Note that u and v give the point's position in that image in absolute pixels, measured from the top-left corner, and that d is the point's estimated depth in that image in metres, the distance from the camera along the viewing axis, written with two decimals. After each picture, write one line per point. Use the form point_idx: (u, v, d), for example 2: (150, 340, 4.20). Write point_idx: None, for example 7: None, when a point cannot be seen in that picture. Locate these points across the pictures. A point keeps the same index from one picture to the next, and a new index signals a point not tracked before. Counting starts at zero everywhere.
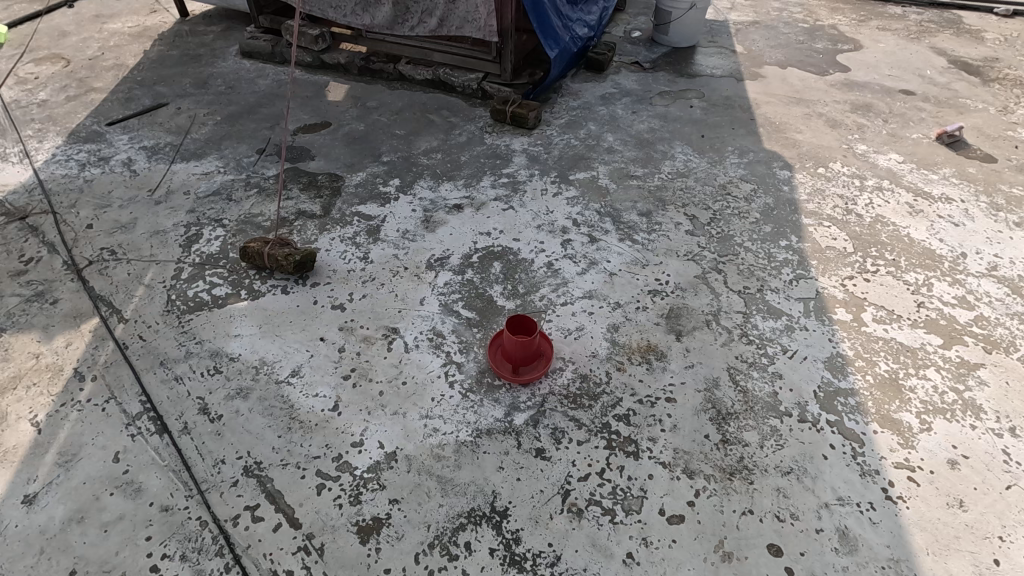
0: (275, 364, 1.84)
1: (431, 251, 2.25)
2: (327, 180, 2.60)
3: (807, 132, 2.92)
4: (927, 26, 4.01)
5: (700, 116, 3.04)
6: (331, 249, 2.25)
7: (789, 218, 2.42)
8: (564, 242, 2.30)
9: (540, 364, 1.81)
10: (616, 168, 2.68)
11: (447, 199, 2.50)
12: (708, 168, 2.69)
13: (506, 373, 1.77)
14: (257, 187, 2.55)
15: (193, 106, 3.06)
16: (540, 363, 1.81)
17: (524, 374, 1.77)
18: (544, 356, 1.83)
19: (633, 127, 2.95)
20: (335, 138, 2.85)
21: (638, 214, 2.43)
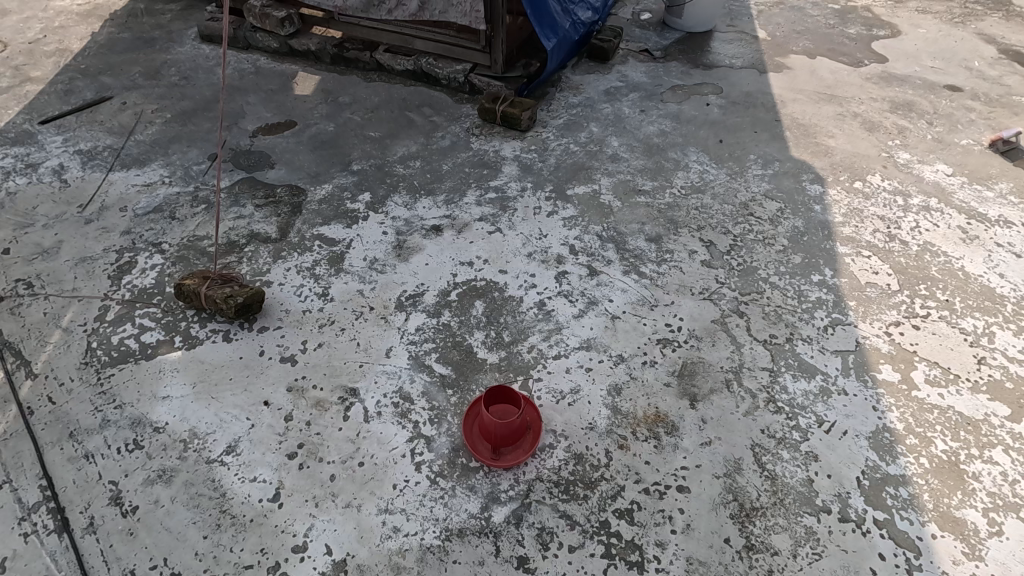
0: (207, 437, 1.53)
1: (402, 286, 1.92)
2: (287, 193, 2.25)
3: (840, 137, 2.55)
4: (973, 8, 3.57)
5: (717, 117, 2.67)
6: (285, 283, 1.92)
7: (821, 245, 2.08)
8: (558, 275, 1.96)
9: (525, 442, 1.50)
10: (621, 180, 2.32)
11: (425, 219, 2.16)
12: (727, 181, 2.33)
13: (483, 455, 1.47)
14: (205, 203, 2.20)
15: (141, 101, 2.68)
16: (525, 441, 1.50)
17: (505, 456, 1.47)
18: (531, 429, 1.52)
19: (641, 129, 2.58)
20: (299, 141, 2.49)
21: (646, 239, 2.09)
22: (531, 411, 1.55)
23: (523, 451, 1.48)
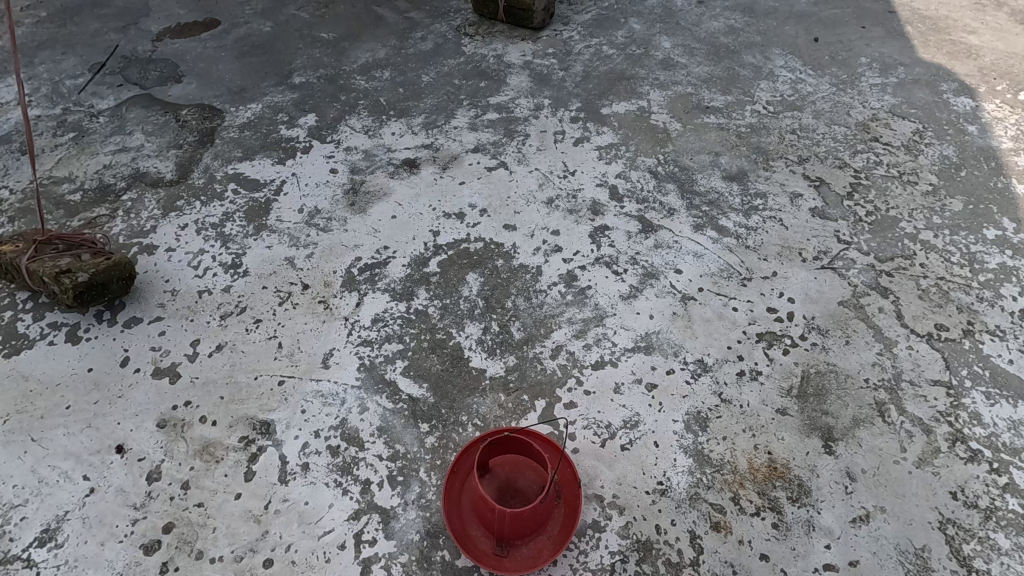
0: (11, 514, 0.90)
1: (355, 251, 1.25)
2: (196, 115, 1.55)
3: (984, 33, 1.81)
4: None
5: (806, 8, 1.91)
6: (176, 249, 1.25)
7: (990, 183, 1.38)
8: (594, 232, 1.29)
9: (555, 517, 0.88)
10: (680, 93, 1.61)
11: (394, 151, 1.46)
12: (833, 93, 1.61)
13: (482, 547, 0.85)
14: (74, 130, 1.51)
15: None
16: (554, 515, 0.88)
17: (520, 556, 0.84)
18: (562, 500, 0.89)
19: (702, 25, 1.84)
20: (221, 46, 1.76)
21: (723, 178, 1.40)
22: (563, 462, 0.92)
23: (549, 536, 0.86)
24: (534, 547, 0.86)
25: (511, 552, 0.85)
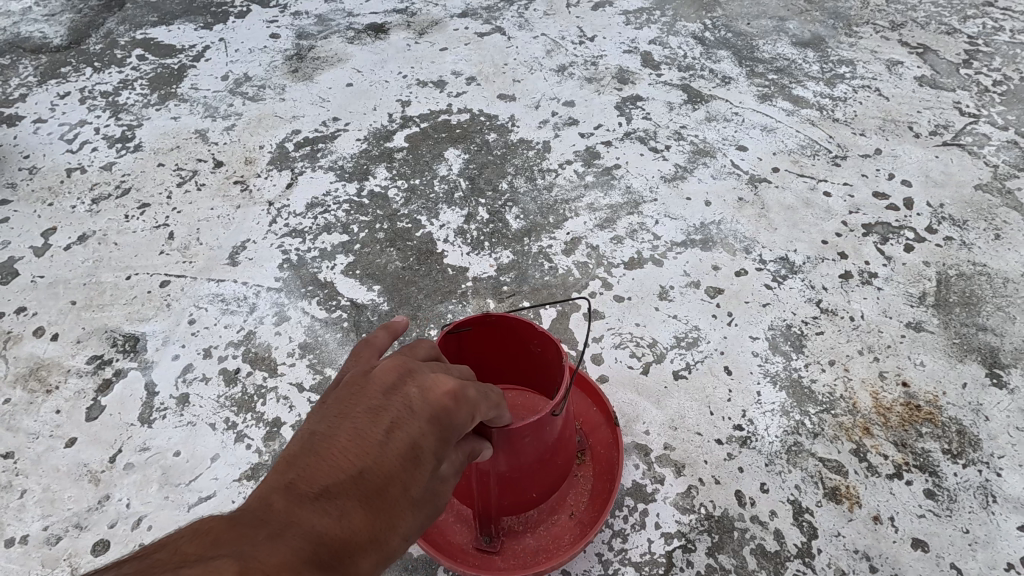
0: None
1: (293, 125, 0.91)
2: None
3: None
4: None
5: None
6: (47, 121, 0.91)
7: None
8: (623, 104, 0.94)
9: (580, 486, 0.54)
10: None
11: (356, 15, 1.12)
12: None
13: (451, 537, 0.51)
14: None
15: None
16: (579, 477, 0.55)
17: (519, 547, 0.51)
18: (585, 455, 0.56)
19: None
20: None
21: (793, 44, 1.05)
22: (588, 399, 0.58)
23: (570, 511, 0.53)
24: (546, 529, 0.52)
25: (504, 544, 0.51)
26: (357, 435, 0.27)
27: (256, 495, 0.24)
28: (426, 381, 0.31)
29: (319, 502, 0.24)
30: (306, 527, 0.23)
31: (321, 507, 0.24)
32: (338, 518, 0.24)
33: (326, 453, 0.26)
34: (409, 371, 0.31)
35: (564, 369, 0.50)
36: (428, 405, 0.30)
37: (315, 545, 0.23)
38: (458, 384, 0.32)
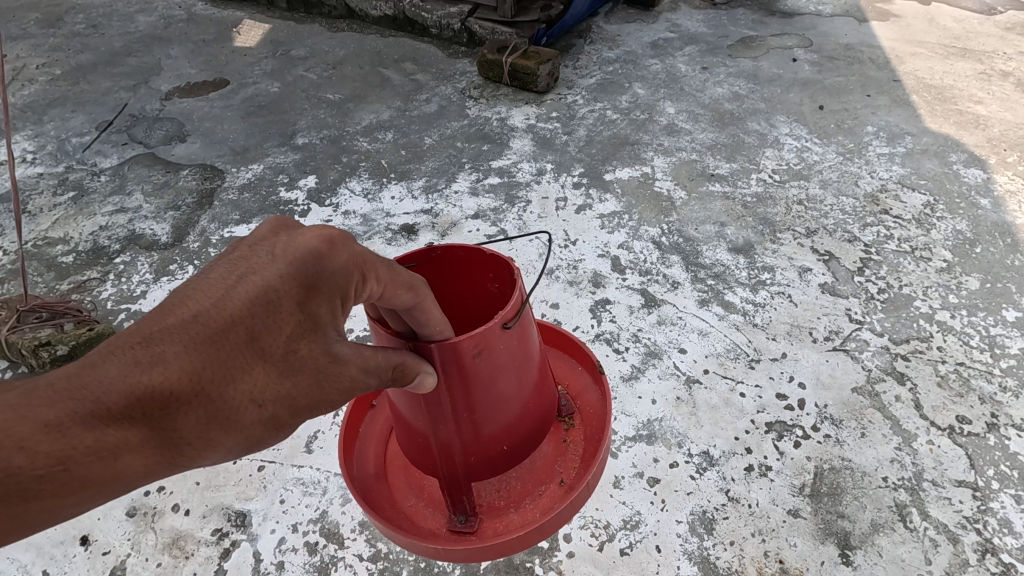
0: None
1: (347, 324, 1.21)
2: (196, 177, 1.55)
3: (991, 103, 1.81)
4: None
5: (811, 76, 1.93)
6: None
7: (1007, 261, 1.33)
8: (595, 306, 1.24)
9: (567, 450, 0.74)
10: (684, 160, 1.59)
11: (393, 215, 1.44)
12: (840, 163, 1.59)
13: (435, 523, 0.68)
14: (74, 189, 1.51)
15: (25, 54, 2.00)
16: (552, 449, 0.75)
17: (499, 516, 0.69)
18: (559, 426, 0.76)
19: (706, 92, 1.85)
20: (228, 106, 1.79)
21: (729, 250, 1.36)
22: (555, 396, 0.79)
23: (556, 482, 0.71)
24: (531, 500, 0.70)
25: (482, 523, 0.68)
26: (223, 295, 0.44)
27: (135, 331, 0.41)
28: (289, 253, 0.48)
29: (165, 347, 0.40)
30: (157, 360, 0.40)
31: (175, 344, 0.41)
32: (192, 353, 0.42)
33: (191, 304, 0.43)
34: (281, 248, 0.48)
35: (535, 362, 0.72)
36: (289, 270, 0.48)
37: (161, 379, 0.39)
38: (317, 252, 0.49)
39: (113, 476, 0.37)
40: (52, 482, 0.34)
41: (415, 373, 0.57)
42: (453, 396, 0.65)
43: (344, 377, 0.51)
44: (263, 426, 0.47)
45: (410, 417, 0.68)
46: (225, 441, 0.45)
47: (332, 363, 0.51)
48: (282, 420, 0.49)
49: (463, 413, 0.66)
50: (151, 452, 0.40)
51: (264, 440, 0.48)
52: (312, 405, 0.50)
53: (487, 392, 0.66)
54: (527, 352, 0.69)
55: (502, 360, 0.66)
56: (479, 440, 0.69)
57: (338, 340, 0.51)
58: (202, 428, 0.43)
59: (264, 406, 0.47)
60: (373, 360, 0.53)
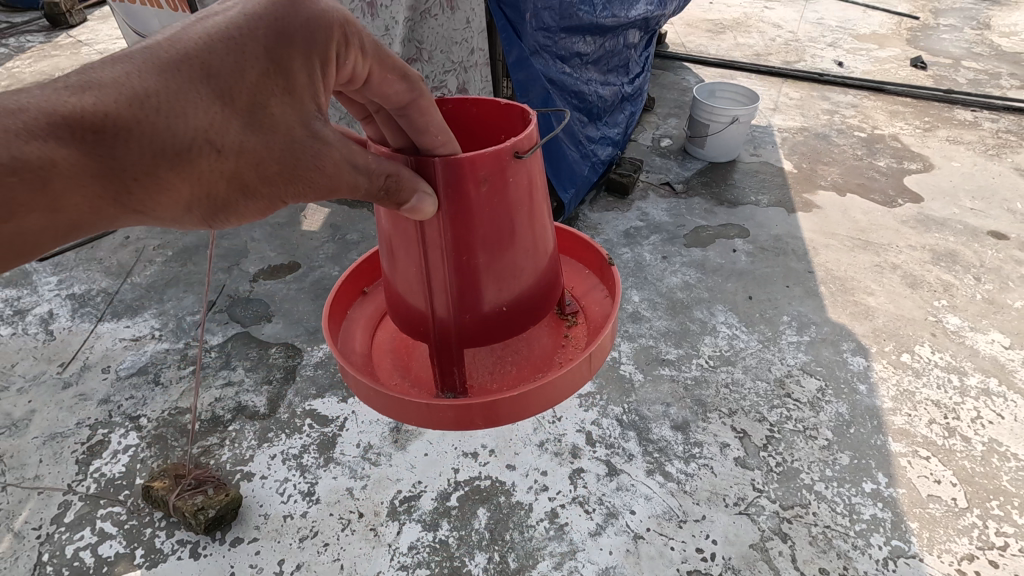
0: None
1: (397, 485, 1.71)
2: (282, 355, 2.10)
3: (880, 295, 2.38)
4: (1006, 138, 3.48)
5: (745, 266, 2.52)
6: (268, 477, 1.72)
7: (871, 440, 1.85)
8: (573, 473, 1.75)
9: (568, 347, 0.97)
10: (643, 346, 2.15)
11: None
12: (759, 350, 2.14)
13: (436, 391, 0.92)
14: (193, 364, 2.05)
15: (143, 235, 2.62)
16: (551, 342, 0.99)
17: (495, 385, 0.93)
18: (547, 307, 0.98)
19: (664, 281, 2.43)
20: (301, 288, 2.38)
21: (671, 427, 1.88)
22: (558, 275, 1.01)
23: (553, 365, 0.93)
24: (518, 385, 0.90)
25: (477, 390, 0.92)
26: (194, 58, 0.62)
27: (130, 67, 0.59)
28: (264, 30, 0.65)
29: (130, 89, 0.58)
30: (133, 89, 0.58)
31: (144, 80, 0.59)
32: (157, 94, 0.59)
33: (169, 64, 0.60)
34: (265, 37, 0.65)
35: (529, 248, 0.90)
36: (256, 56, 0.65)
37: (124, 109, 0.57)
38: (293, 44, 0.66)
39: (70, 205, 0.56)
40: (38, 221, 0.55)
41: (412, 194, 0.74)
42: (459, 240, 0.84)
43: (326, 175, 0.70)
44: (223, 186, 0.66)
45: (414, 294, 0.92)
46: (173, 190, 0.62)
47: (292, 170, 0.68)
48: (246, 184, 0.67)
49: (464, 255, 0.85)
50: (106, 183, 0.57)
51: (217, 215, 0.69)
52: (264, 176, 0.68)
53: (490, 237, 0.85)
54: (534, 183, 0.88)
55: (507, 203, 0.84)
56: (480, 314, 0.90)
57: (302, 157, 0.68)
58: (151, 190, 0.61)
59: (202, 192, 0.65)
60: (371, 168, 0.71)
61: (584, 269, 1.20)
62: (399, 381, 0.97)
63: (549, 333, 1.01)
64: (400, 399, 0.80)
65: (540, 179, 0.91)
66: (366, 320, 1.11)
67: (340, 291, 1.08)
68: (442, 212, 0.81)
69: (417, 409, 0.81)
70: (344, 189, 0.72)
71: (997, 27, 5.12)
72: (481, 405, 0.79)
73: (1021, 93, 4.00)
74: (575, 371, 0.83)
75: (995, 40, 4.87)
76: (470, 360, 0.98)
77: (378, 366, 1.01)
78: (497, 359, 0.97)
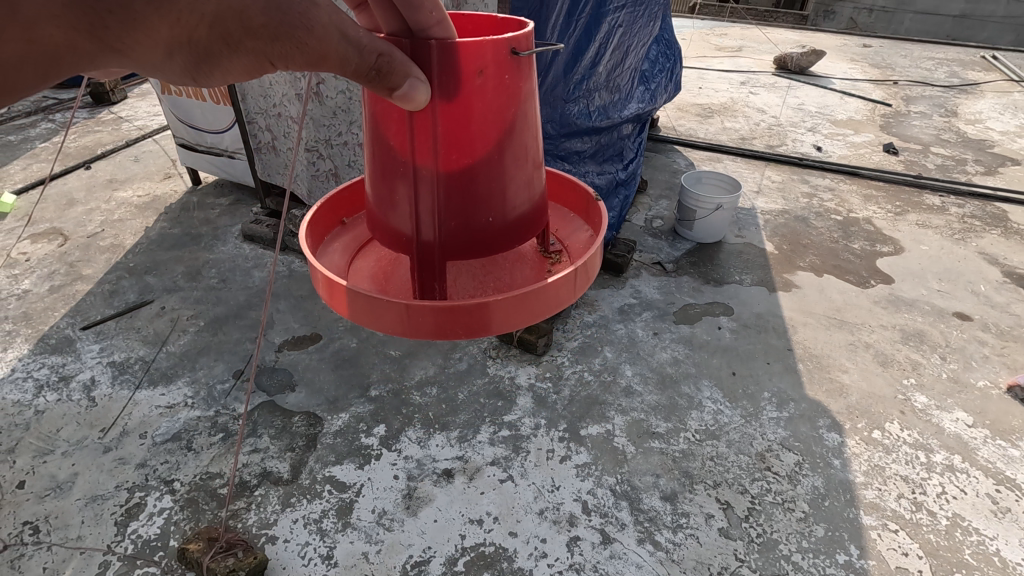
0: None
1: (409, 549, 1.87)
2: (304, 423, 2.29)
3: (854, 373, 2.59)
4: (971, 222, 3.78)
5: (729, 343, 2.74)
6: (290, 540, 1.88)
7: (845, 513, 2.01)
8: (570, 540, 1.90)
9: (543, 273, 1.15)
10: (635, 419, 2.34)
11: (437, 460, 2.16)
12: (742, 424, 2.33)
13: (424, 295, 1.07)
14: (223, 430, 2.24)
15: (178, 307, 2.87)
16: (534, 274, 1.14)
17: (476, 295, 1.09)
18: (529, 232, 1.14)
19: (655, 357, 2.64)
20: (322, 359, 2.60)
21: (660, 497, 2.05)
22: (541, 208, 1.17)
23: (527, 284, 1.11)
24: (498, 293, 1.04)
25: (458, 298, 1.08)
26: None
27: None
28: None
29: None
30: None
31: None
32: None
33: None
34: None
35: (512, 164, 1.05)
36: None
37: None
38: None
39: (57, 34, 0.88)
40: (38, 42, 0.89)
41: (404, 79, 0.86)
42: (452, 145, 0.98)
43: (315, 38, 0.91)
44: (206, 31, 0.92)
45: (407, 208, 1.06)
46: (153, 29, 0.90)
47: (275, 30, 0.90)
48: (228, 34, 0.92)
49: (454, 154, 0.99)
50: (88, 16, 0.86)
51: (201, 61, 0.98)
52: (246, 28, 0.91)
53: (478, 139, 1.00)
54: (520, 93, 1.01)
55: (495, 102, 0.98)
56: (467, 224, 1.05)
57: (288, 21, 0.90)
58: (132, 27, 0.89)
59: (183, 34, 0.92)
60: (362, 44, 0.87)
61: (572, 216, 1.38)
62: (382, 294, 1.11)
63: (533, 268, 1.16)
64: (383, 303, 0.92)
65: (531, 91, 1.06)
66: (346, 245, 1.25)
67: (320, 213, 1.23)
68: (436, 107, 0.94)
69: (401, 317, 0.93)
70: (330, 58, 0.91)
71: (963, 116, 5.57)
72: (465, 309, 0.90)
73: (985, 179, 4.35)
74: (556, 286, 0.96)
75: (962, 128, 5.29)
76: (451, 282, 1.13)
77: (362, 280, 1.16)
78: (478, 285, 1.12)
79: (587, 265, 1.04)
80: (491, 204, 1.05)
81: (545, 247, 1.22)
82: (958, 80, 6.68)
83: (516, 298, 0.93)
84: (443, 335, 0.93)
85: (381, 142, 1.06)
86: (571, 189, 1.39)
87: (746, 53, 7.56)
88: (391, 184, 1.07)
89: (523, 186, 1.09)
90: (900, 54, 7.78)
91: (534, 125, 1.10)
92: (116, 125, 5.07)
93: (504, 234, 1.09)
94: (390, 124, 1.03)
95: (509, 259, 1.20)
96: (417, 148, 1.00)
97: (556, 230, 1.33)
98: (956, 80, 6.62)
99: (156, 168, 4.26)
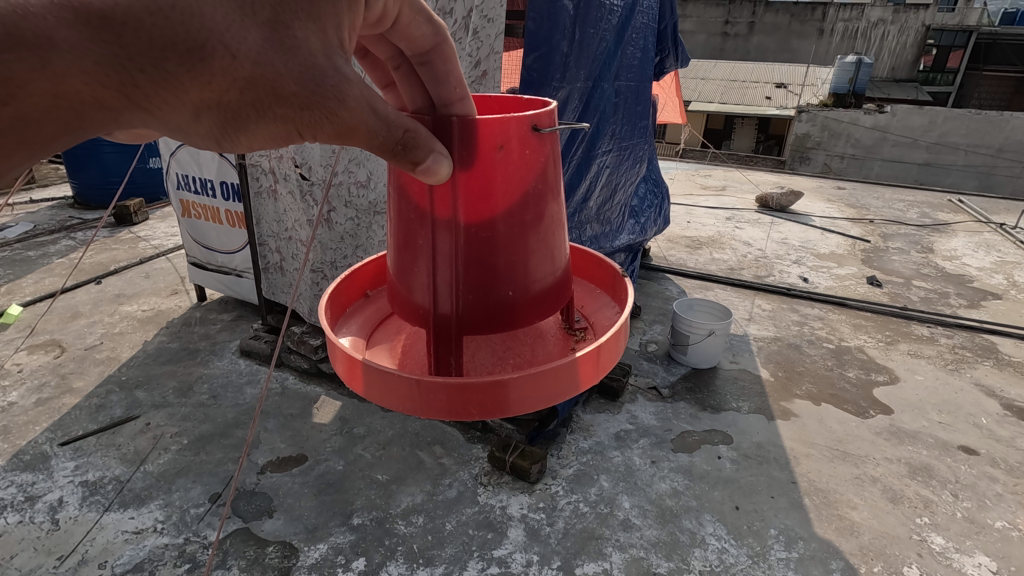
0: None
1: None
2: (278, 555, 2.13)
3: (863, 509, 2.46)
4: (962, 353, 3.83)
5: (731, 473, 2.64)
6: None
7: None
8: None
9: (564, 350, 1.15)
10: (634, 557, 2.18)
11: None
12: (750, 566, 2.16)
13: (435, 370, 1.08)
14: (189, 561, 2.07)
15: (163, 422, 2.81)
16: (555, 350, 1.15)
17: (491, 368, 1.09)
18: (547, 311, 1.17)
19: (653, 487, 2.53)
20: (305, 482, 2.49)
21: None
22: (563, 285, 1.21)
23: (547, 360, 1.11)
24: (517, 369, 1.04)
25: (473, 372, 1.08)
26: None
27: None
28: None
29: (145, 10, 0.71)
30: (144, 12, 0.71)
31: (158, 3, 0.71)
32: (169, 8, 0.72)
33: None
34: None
35: (528, 241, 1.11)
36: None
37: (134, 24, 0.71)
38: None
39: (73, 90, 0.71)
40: (43, 102, 0.70)
41: (428, 154, 0.90)
42: (472, 221, 1.06)
43: (348, 110, 0.85)
44: (235, 96, 0.81)
45: (423, 285, 1.12)
46: (183, 90, 0.78)
47: (310, 99, 0.83)
48: (260, 99, 0.82)
49: (473, 228, 1.06)
50: (112, 71, 0.72)
51: (225, 129, 0.85)
52: (277, 94, 0.82)
53: (498, 211, 1.07)
54: (541, 172, 1.10)
55: (514, 176, 1.06)
56: (484, 299, 1.10)
57: (322, 91, 0.83)
58: (158, 86, 0.76)
59: (211, 97, 0.81)
60: (391, 119, 0.88)
61: (597, 292, 1.42)
62: (397, 367, 1.11)
63: (554, 344, 1.17)
64: (396, 378, 0.93)
65: (552, 167, 1.14)
66: (367, 316, 1.29)
67: (345, 285, 1.29)
68: (457, 181, 1.02)
69: (413, 393, 0.93)
70: (363, 130, 0.87)
71: (940, 253, 5.86)
72: (479, 387, 0.91)
73: (970, 312, 4.47)
74: (577, 363, 0.97)
75: (940, 264, 5.54)
76: (470, 359, 1.14)
77: (377, 355, 1.17)
78: (497, 360, 1.13)
79: (610, 341, 1.05)
80: (510, 277, 1.10)
81: (569, 324, 1.25)
82: (930, 219, 7.14)
83: (533, 375, 0.93)
84: (458, 413, 0.93)
85: (404, 215, 1.14)
86: (598, 266, 1.45)
87: (730, 192, 8.15)
88: (413, 256, 1.13)
89: (542, 260, 1.14)
90: (873, 196, 8.36)
91: (556, 201, 1.18)
92: (133, 244, 5.32)
93: (523, 308, 1.13)
94: (414, 198, 1.11)
95: (531, 335, 1.22)
96: (438, 220, 1.07)
97: (582, 305, 1.36)
98: (928, 220, 7.07)
99: (165, 284, 4.41)
